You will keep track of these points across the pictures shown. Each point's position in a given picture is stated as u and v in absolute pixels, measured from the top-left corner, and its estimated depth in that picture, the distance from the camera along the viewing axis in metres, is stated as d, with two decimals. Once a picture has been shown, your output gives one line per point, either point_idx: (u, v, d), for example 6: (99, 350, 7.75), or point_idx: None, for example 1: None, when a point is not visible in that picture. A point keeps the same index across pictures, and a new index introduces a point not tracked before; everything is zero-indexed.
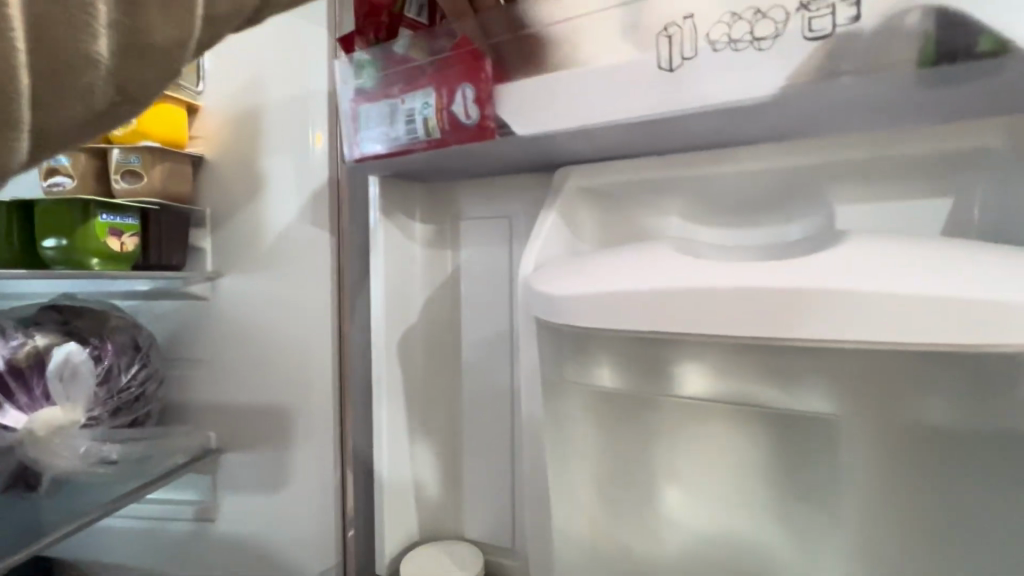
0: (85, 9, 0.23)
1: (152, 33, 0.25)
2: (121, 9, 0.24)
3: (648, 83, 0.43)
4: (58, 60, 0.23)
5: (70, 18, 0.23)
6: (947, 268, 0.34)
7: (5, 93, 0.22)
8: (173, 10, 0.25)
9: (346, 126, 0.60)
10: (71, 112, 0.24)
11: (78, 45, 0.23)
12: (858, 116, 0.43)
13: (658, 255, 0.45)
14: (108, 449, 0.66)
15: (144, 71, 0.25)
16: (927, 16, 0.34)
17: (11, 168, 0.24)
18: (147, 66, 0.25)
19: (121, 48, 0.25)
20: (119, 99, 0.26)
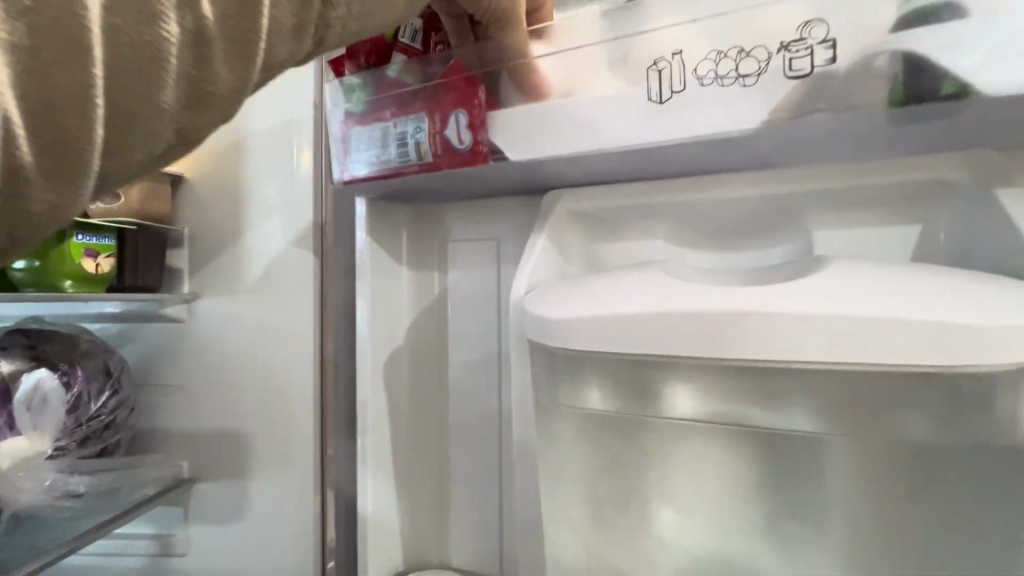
0: (162, 66, 0.25)
1: (213, 83, 0.27)
2: (190, 64, 0.26)
3: (639, 114, 0.44)
4: (131, 109, 0.25)
5: (147, 72, 0.25)
6: (925, 292, 0.36)
7: (83, 140, 0.24)
8: (233, 62, 0.28)
9: (335, 148, 0.60)
10: (134, 155, 0.26)
11: (150, 97, 0.25)
12: (834, 149, 0.46)
13: (648, 278, 0.46)
14: (75, 481, 0.63)
15: (203, 119, 0.28)
16: (896, 60, 0.37)
17: (78, 209, 0.25)
18: (207, 113, 0.28)
19: (186, 98, 0.27)
20: (177, 142, 0.27)
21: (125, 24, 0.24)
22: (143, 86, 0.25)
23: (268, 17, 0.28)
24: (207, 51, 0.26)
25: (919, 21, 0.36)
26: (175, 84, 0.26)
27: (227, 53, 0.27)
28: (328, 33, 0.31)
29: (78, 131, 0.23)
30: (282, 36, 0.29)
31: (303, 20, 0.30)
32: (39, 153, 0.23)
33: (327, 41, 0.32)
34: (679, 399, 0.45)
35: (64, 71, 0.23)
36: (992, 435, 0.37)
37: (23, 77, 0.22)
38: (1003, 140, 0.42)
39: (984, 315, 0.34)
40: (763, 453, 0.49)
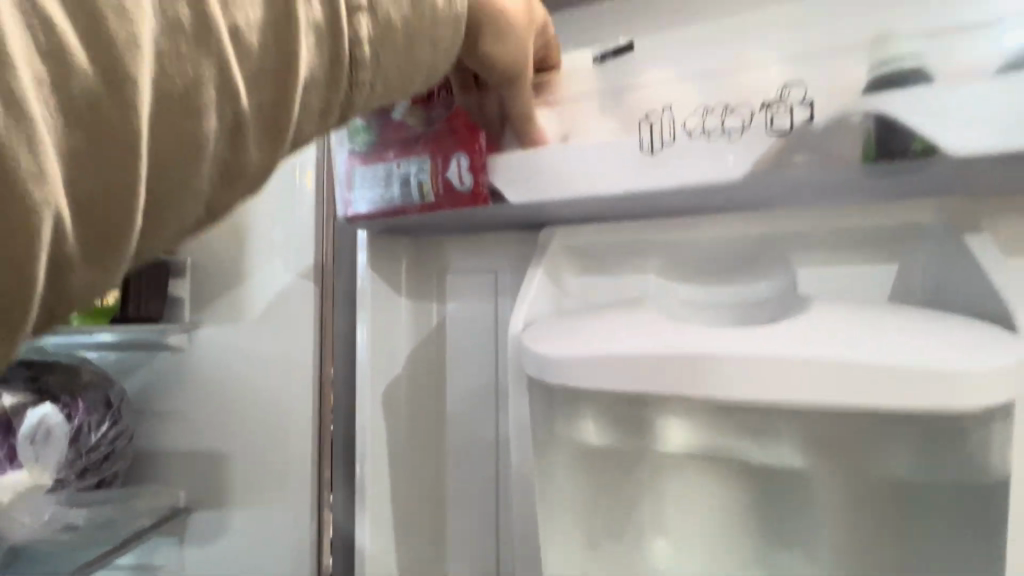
0: (202, 153, 0.25)
1: (246, 164, 0.28)
2: (227, 146, 0.26)
3: (632, 162, 0.47)
4: (169, 194, 0.25)
5: (188, 160, 0.25)
6: (900, 336, 0.38)
7: (126, 232, 0.24)
8: (267, 142, 0.28)
9: (339, 185, 0.62)
10: (166, 233, 0.26)
11: (189, 182, 0.25)
12: (815, 194, 0.49)
13: (641, 317, 0.49)
14: (74, 514, 0.62)
15: (233, 195, 0.28)
16: (868, 119, 0.40)
17: (107, 287, 0.25)
18: (238, 190, 0.28)
19: (219, 178, 0.27)
20: (204, 217, 0.28)
21: (173, 117, 0.24)
22: (184, 176, 0.25)
23: (303, 99, 0.29)
24: (245, 136, 0.27)
25: (888, 85, 0.39)
26: (211, 169, 0.26)
27: (262, 135, 0.28)
28: (355, 107, 0.32)
29: (120, 225, 0.23)
30: (312, 115, 0.30)
31: (333, 97, 0.31)
32: (79, 246, 0.23)
33: (351, 112, 0.33)
34: (672, 434, 0.49)
35: (111, 170, 0.22)
36: (972, 471, 0.39)
37: (71, 177, 0.22)
38: (970, 189, 0.46)
39: (957, 360, 0.36)
40: (755, 484, 0.50)
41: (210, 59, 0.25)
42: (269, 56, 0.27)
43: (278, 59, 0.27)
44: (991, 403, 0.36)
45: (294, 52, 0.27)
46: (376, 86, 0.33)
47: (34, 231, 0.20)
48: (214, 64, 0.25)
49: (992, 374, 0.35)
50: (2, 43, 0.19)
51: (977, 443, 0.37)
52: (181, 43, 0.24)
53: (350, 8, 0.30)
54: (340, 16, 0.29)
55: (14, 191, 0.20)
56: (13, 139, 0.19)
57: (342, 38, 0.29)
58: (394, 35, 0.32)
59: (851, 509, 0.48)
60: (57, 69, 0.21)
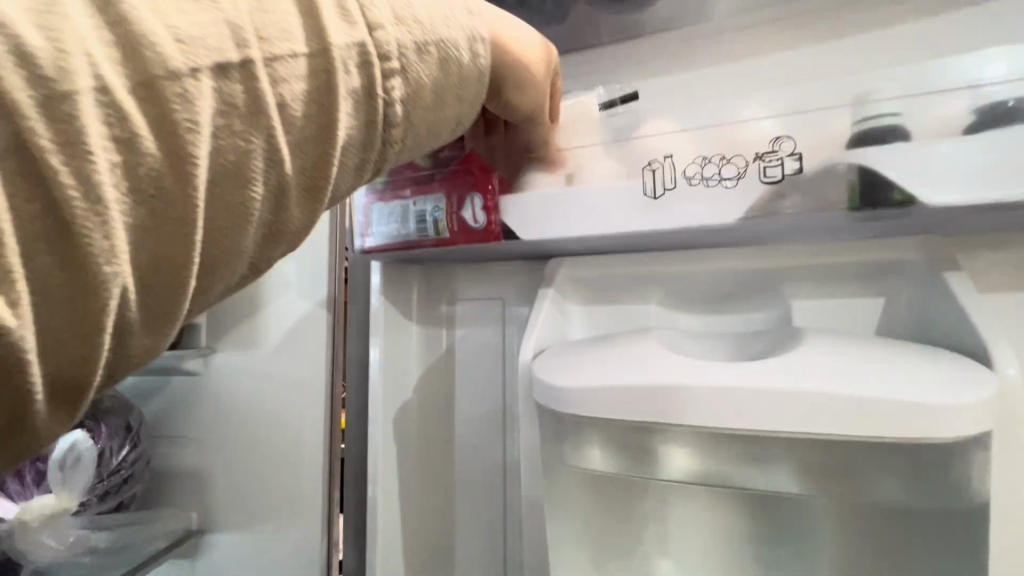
0: (249, 219, 0.27)
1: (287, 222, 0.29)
2: (272, 210, 0.28)
3: (635, 206, 0.51)
4: (220, 255, 0.27)
5: (237, 225, 0.26)
6: (886, 371, 0.42)
7: (180, 295, 0.25)
8: (307, 203, 0.29)
9: (357, 220, 0.66)
10: (214, 290, 0.28)
11: (235, 245, 0.27)
12: (805, 234, 0.52)
13: (645, 349, 0.52)
14: (97, 537, 0.65)
15: (275, 251, 0.30)
16: (852, 170, 0.44)
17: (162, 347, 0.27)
18: (280, 246, 0.30)
19: (263, 238, 0.28)
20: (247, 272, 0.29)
21: (224, 189, 0.26)
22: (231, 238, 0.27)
23: (340, 161, 0.30)
24: (287, 199, 0.28)
25: (868, 142, 0.43)
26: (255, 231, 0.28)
27: (303, 197, 0.29)
28: (386, 161, 0.34)
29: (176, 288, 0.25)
30: (347, 172, 0.31)
31: (367, 157, 0.32)
32: (140, 313, 0.24)
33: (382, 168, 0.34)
34: (676, 461, 0.49)
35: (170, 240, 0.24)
36: (958, 496, 0.41)
37: (135, 251, 0.23)
38: (947, 231, 0.49)
39: (939, 394, 0.39)
40: (752, 506, 0.54)
41: (259, 133, 0.26)
42: (312, 125, 0.28)
43: (318, 128, 0.29)
44: (969, 434, 0.39)
45: (334, 121, 0.29)
46: (406, 142, 0.34)
47: (103, 304, 0.22)
48: (264, 138, 0.26)
49: (971, 409, 0.38)
50: (81, 138, 0.21)
51: (956, 471, 0.41)
52: (232, 121, 0.25)
53: (386, 73, 0.31)
54: (375, 82, 0.30)
55: (86, 269, 0.22)
56: (89, 221, 0.21)
57: (376, 102, 0.31)
58: (424, 94, 0.34)
59: (847, 527, 0.51)
60: (126, 153, 0.22)
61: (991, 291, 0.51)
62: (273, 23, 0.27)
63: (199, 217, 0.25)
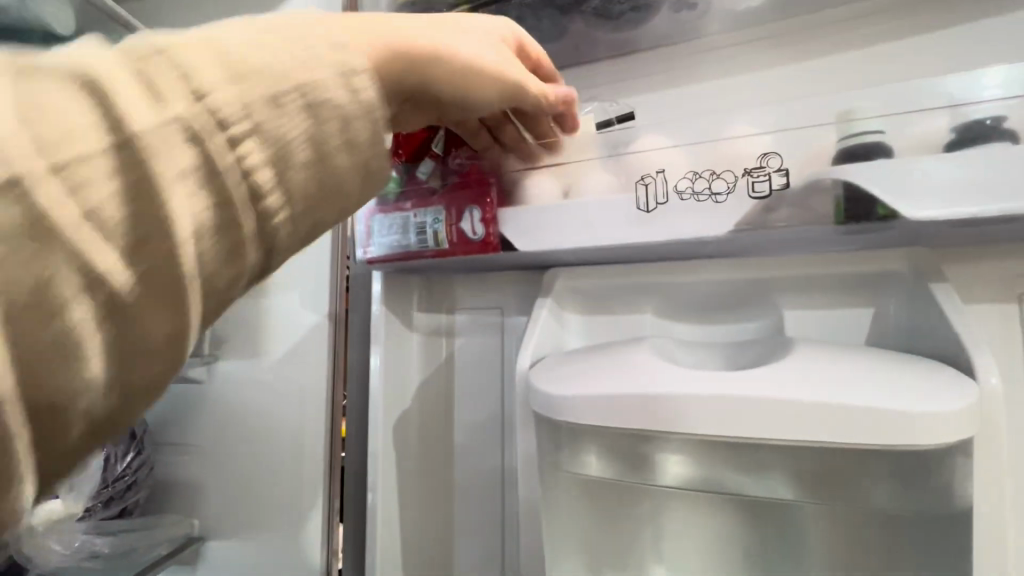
0: (73, 347, 0.20)
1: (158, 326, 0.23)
2: (116, 327, 0.22)
3: (629, 219, 0.53)
4: (53, 399, 0.20)
5: (64, 360, 0.20)
6: (871, 381, 0.43)
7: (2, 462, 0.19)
8: (172, 304, 0.23)
9: (359, 231, 0.67)
10: (71, 440, 0.21)
11: (70, 381, 0.21)
12: (794, 246, 0.54)
13: (639, 358, 0.53)
14: (99, 541, 0.67)
15: (151, 368, 0.23)
16: (837, 185, 0.45)
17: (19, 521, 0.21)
18: (154, 361, 0.23)
19: (117, 361, 0.22)
20: (133, 400, 0.23)
21: (22, 325, 0.19)
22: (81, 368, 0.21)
23: (200, 250, 0.24)
24: (155, 288, 0.22)
25: (851, 159, 0.45)
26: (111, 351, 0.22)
27: (155, 302, 0.23)
28: (277, 235, 0.27)
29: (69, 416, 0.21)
30: (223, 260, 0.25)
31: (245, 236, 0.25)
32: None
33: (282, 244, 0.27)
34: (672, 468, 0.50)
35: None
36: (943, 503, 0.42)
37: None
38: (932, 242, 0.51)
39: (923, 403, 0.40)
40: (746, 513, 0.55)
41: (54, 251, 0.20)
42: (134, 221, 0.22)
43: (149, 215, 0.22)
44: (951, 442, 0.40)
45: (167, 206, 0.23)
46: (298, 208, 0.27)
47: None
48: (70, 249, 0.20)
49: (953, 417, 0.40)
50: None
51: (943, 478, 0.41)
52: (17, 247, 0.20)
53: (234, 133, 0.24)
54: (221, 150, 0.24)
55: None
56: None
57: (226, 171, 0.24)
58: (296, 150, 0.27)
59: (842, 535, 0.52)
60: None
61: (977, 300, 0.52)
62: (84, 109, 0.22)
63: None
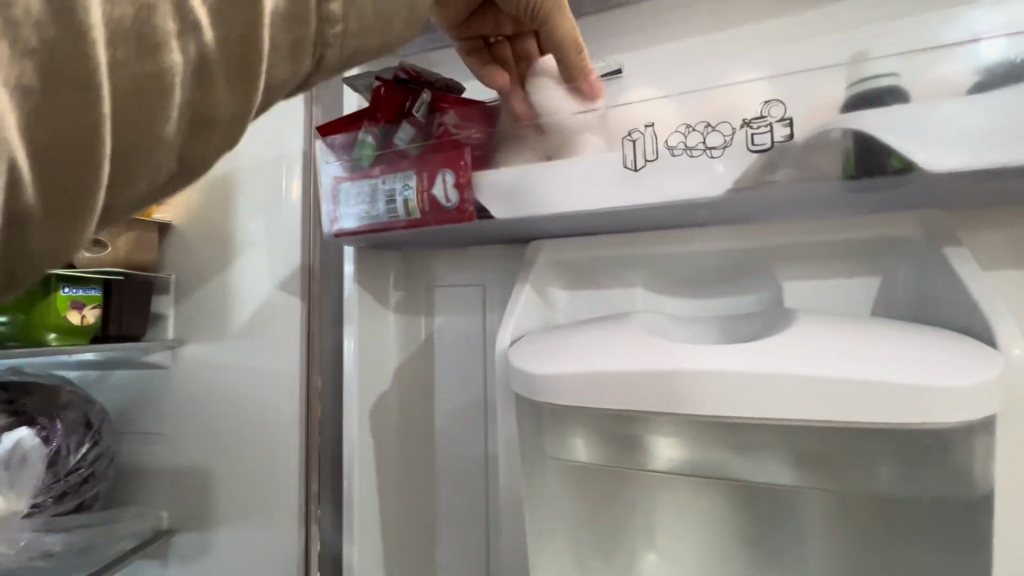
0: (15, 192, 0.20)
1: (38, 221, 0.22)
2: (70, 158, 0.21)
3: (615, 180, 0.48)
4: (60, 185, 0.21)
5: (73, 153, 0.21)
6: (878, 352, 0.39)
7: (19, 214, 0.21)
8: (56, 119, 0.21)
9: (326, 202, 0.62)
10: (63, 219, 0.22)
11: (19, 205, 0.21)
12: (796, 209, 0.49)
13: (628, 333, 0.49)
14: (51, 540, 0.63)
15: (79, 171, 0.22)
16: (848, 136, 0.40)
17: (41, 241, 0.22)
18: (67, 165, 0.21)
19: (51, 201, 0.22)
20: (177, 173, 0.26)
21: None
22: (331, 54, 0.30)
23: (51, 143, 0.21)
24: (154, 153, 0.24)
25: (862, 105, 0.40)
26: (285, 19, 0.27)
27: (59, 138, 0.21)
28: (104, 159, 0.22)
29: (247, 58, 0.26)
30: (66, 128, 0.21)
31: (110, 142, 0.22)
32: (44, 206, 0.21)
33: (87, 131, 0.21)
34: (661, 452, 0.46)
35: (189, 96, 0.25)
36: (961, 488, 0.39)
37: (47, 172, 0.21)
38: (951, 201, 0.46)
39: (941, 375, 0.36)
40: (742, 498, 0.52)
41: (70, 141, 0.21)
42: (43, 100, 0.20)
43: (51, 141, 0.21)
44: (970, 419, 0.36)
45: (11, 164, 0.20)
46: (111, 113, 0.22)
47: (19, 214, 0.21)
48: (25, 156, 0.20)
49: (971, 393, 0.36)
50: (17, 214, 0.21)
51: (960, 458, 0.38)
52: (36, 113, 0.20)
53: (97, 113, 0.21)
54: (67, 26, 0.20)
55: (21, 222, 0.21)
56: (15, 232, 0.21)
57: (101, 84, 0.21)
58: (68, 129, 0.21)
59: (843, 518, 0.49)
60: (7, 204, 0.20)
61: (995, 267, 0.49)
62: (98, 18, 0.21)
63: (31, 198, 0.21)
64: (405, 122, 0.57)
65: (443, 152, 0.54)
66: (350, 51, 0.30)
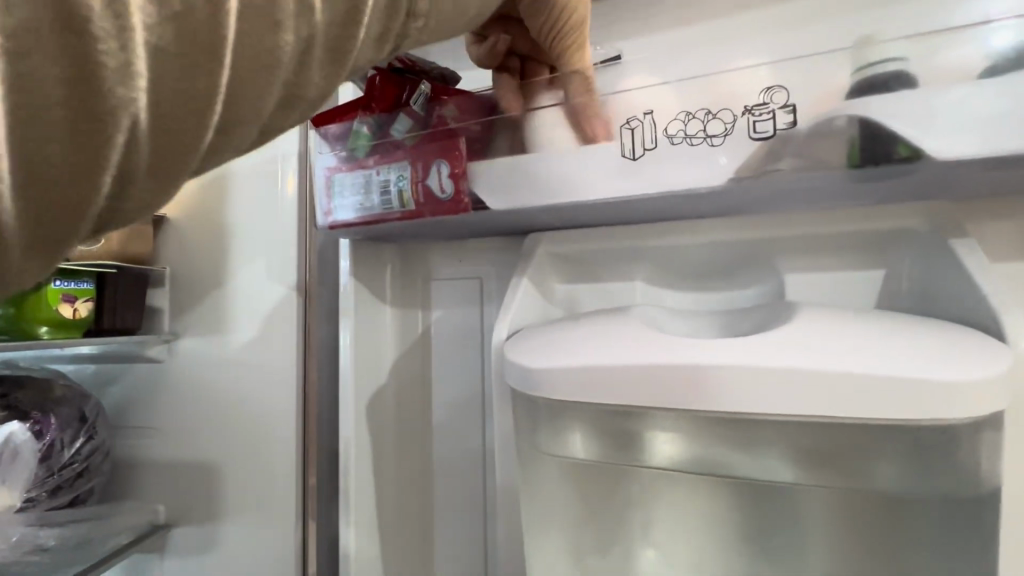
0: (130, 149, 0.21)
1: (141, 180, 0.23)
2: (182, 119, 0.22)
3: (613, 169, 0.47)
4: (170, 146, 0.23)
5: (186, 117, 0.22)
6: (883, 346, 0.38)
7: (128, 170, 0.22)
8: (185, 80, 0.22)
9: (319, 194, 0.61)
10: (163, 177, 0.23)
11: (129, 161, 0.22)
12: (800, 199, 0.48)
13: (628, 325, 0.48)
14: (45, 534, 0.62)
15: (188, 133, 0.23)
16: (852, 123, 0.39)
17: (140, 198, 0.23)
18: (180, 127, 0.22)
19: (157, 161, 0.23)
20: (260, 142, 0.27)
21: (73, 141, 0.20)
22: (405, 45, 0.32)
23: (168, 103, 0.22)
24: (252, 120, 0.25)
25: (868, 91, 0.39)
26: (380, 10, 0.29)
27: (179, 101, 0.22)
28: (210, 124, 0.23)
29: (342, 42, 0.27)
30: (186, 93, 0.22)
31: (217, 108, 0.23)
32: (150, 164, 0.22)
33: (204, 97, 0.22)
34: (661, 448, 0.45)
35: (290, 75, 0.26)
36: (968, 485, 0.38)
37: (157, 133, 0.22)
38: (957, 192, 0.45)
39: (946, 370, 0.35)
40: (743, 495, 0.51)
41: (189, 104, 0.22)
42: (174, 63, 0.21)
43: (172, 103, 0.22)
44: (977, 414, 0.35)
45: (133, 121, 0.21)
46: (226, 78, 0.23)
47: (130, 169, 0.22)
48: (144, 116, 0.21)
49: (979, 387, 0.35)
50: (128, 170, 0.22)
51: (967, 455, 0.37)
52: (162, 74, 0.21)
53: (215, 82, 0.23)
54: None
55: (127, 177, 0.22)
56: (121, 188, 0.22)
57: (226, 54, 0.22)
58: (188, 93, 0.22)
59: (844, 514, 0.49)
60: (122, 161, 0.21)
61: (1003, 258, 0.47)
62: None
63: (142, 154, 0.22)
64: (399, 112, 0.55)
65: (438, 141, 0.53)
66: (421, 44, 0.33)
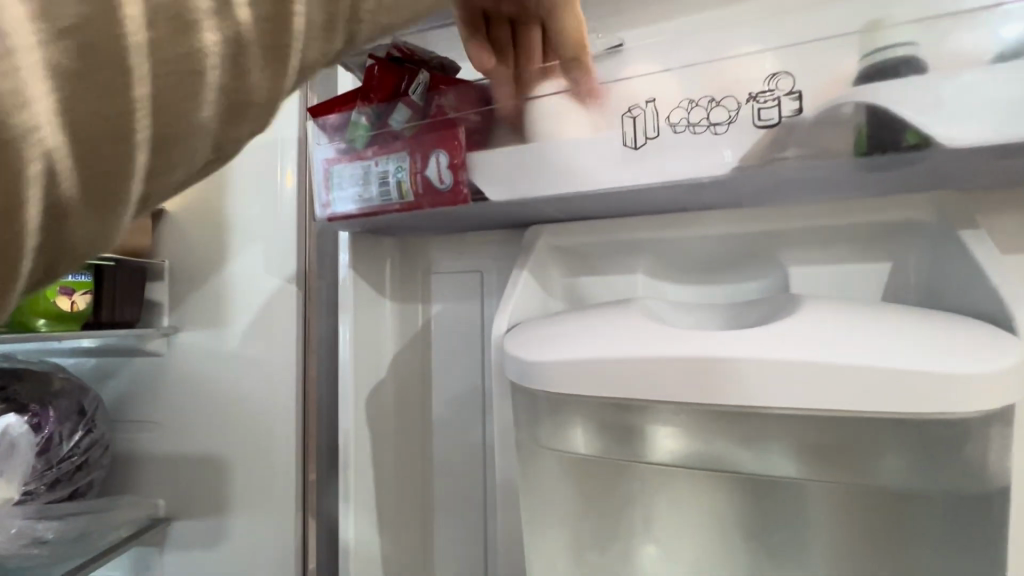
0: (41, 189, 0.19)
1: (71, 221, 0.20)
2: (97, 146, 0.19)
3: (615, 158, 0.46)
4: (95, 178, 0.20)
5: (106, 140, 0.19)
6: (890, 338, 0.37)
7: (48, 214, 0.19)
8: (88, 93, 0.19)
9: (317, 185, 0.60)
10: (98, 215, 0.20)
11: (48, 201, 0.19)
12: (805, 189, 0.47)
13: (629, 318, 0.47)
14: (43, 527, 0.62)
15: (111, 160, 0.20)
16: (860, 110, 0.38)
17: (75, 242, 0.21)
18: (99, 156, 0.20)
19: (85, 197, 0.20)
20: (215, 164, 0.24)
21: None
22: (378, 19, 0.27)
23: (77, 127, 0.19)
24: (199, 135, 0.22)
25: (875, 77, 0.38)
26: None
27: (92, 121, 0.19)
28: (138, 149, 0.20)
29: (280, 34, 0.23)
30: (94, 115, 0.19)
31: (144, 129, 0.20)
32: (78, 200, 0.20)
33: (120, 114, 0.19)
34: (662, 443, 0.45)
35: (230, 79, 0.22)
36: (976, 480, 0.37)
37: (79, 165, 0.19)
38: (967, 182, 0.44)
39: (952, 362, 0.35)
40: (745, 491, 0.51)
41: (105, 121, 0.19)
42: (71, 78, 0.19)
43: (84, 124, 0.19)
44: (986, 408, 0.34)
45: (31, 153, 0.18)
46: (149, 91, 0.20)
47: (52, 212, 0.19)
48: (52, 144, 0.18)
49: (986, 380, 0.34)
50: (50, 208, 0.19)
51: (975, 450, 0.36)
52: (63, 92, 0.18)
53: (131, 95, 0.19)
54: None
55: (53, 220, 0.19)
56: (46, 234, 0.19)
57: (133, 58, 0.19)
58: (97, 114, 0.19)
59: (848, 510, 0.48)
60: (36, 201, 0.19)
61: (1014, 249, 0.46)
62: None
63: (63, 190, 0.19)
64: (398, 102, 0.55)
65: (437, 131, 0.52)
66: (384, 27, 0.27)
